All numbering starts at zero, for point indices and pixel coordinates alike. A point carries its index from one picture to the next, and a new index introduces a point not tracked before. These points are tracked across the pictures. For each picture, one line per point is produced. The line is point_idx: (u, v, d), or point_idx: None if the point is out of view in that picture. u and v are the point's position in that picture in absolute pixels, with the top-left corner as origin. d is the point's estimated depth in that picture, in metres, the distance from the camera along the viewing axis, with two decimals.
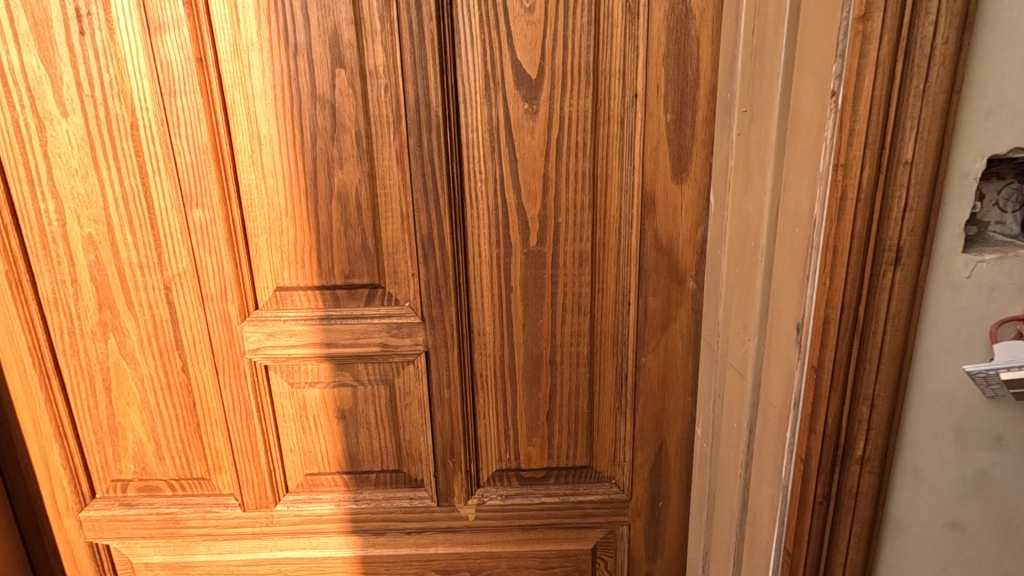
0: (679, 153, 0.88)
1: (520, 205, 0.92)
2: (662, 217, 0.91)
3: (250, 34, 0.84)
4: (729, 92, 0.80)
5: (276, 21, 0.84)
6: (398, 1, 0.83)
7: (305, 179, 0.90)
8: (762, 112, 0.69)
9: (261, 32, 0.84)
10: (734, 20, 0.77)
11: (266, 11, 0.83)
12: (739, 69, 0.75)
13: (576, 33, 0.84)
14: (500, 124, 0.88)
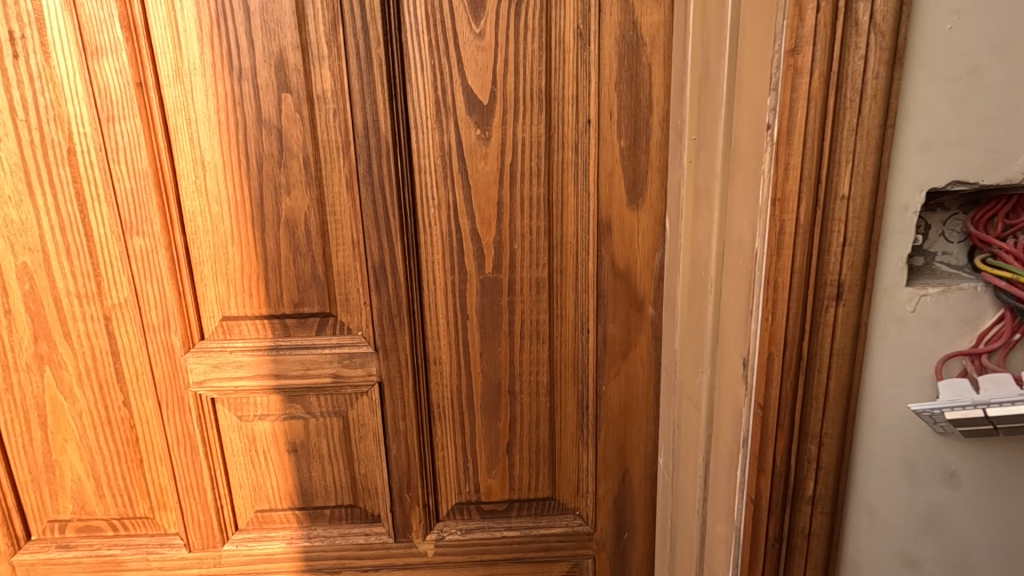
0: (635, 178, 0.87)
1: (474, 231, 0.90)
2: (619, 242, 0.90)
3: (192, 58, 0.82)
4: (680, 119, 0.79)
5: (219, 44, 0.82)
6: (344, 25, 0.81)
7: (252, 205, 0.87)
8: (708, 140, 0.68)
9: (204, 56, 0.82)
10: (682, 46, 0.77)
11: (209, 35, 0.81)
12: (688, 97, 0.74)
13: (528, 58, 0.83)
14: (452, 149, 0.86)
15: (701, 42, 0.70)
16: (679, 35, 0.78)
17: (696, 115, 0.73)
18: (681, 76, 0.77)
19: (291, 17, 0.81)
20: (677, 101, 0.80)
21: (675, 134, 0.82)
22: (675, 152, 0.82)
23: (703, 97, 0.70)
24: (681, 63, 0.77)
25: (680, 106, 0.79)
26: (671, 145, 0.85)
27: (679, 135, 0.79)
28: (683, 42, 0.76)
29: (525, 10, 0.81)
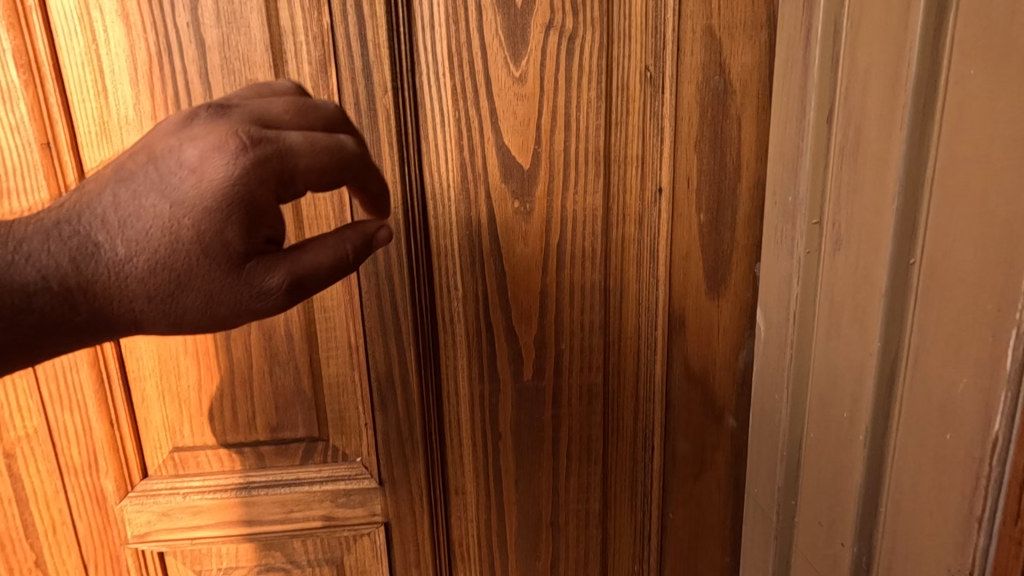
0: (716, 261, 0.68)
1: (510, 329, 0.69)
2: (693, 339, 0.71)
3: (122, 108, 0.59)
4: (783, 189, 0.60)
5: (161, 90, 0.58)
6: (338, 66, 0.59)
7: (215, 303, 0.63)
8: (856, 237, 0.49)
9: (139, 105, 0.59)
10: (790, 96, 0.58)
11: (146, 76, 0.58)
12: (805, 168, 0.56)
13: (583, 110, 0.63)
14: (482, 227, 0.66)
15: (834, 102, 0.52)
16: (778, 84, 0.60)
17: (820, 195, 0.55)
18: (787, 139, 0.59)
19: (264, 54, 0.59)
20: (773, 168, 0.62)
21: (768, 208, 0.63)
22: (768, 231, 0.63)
23: (839, 177, 0.51)
24: (787, 122, 0.59)
25: (781, 177, 0.60)
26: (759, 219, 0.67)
27: (781, 214, 0.60)
28: (790, 96, 0.58)
29: (581, 47, 0.61)
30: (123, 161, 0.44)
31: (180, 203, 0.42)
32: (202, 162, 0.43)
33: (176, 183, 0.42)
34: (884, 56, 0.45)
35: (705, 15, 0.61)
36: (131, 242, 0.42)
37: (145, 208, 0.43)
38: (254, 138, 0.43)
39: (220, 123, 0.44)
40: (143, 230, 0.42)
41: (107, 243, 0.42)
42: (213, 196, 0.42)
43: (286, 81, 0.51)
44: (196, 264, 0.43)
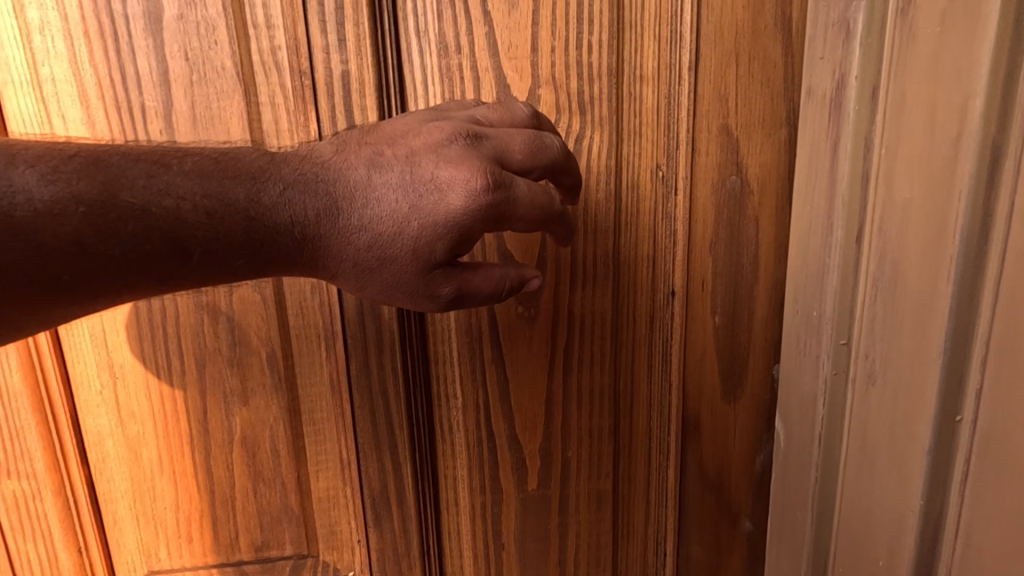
0: (732, 363, 0.64)
1: (513, 437, 0.65)
2: (708, 443, 0.67)
3: None
4: (807, 297, 0.55)
5: None
6: None
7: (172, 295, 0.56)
8: (892, 379, 0.46)
9: None
10: (816, 201, 0.53)
11: None
12: (833, 283, 0.51)
13: (590, 211, 0.59)
14: (483, 333, 0.61)
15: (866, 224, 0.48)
16: (800, 185, 0.55)
17: (848, 319, 0.51)
18: (808, 247, 0.54)
19: None
20: (793, 272, 0.57)
21: (788, 311, 0.59)
22: (787, 336, 0.59)
23: (872, 308, 0.47)
24: (810, 226, 0.54)
25: (802, 285, 0.56)
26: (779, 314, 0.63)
27: (800, 325, 0.56)
28: (813, 202, 0.53)
29: (588, 148, 0.57)
30: (370, 143, 0.45)
31: (416, 207, 0.43)
32: (440, 177, 0.43)
33: (435, 191, 0.43)
34: (926, 198, 0.41)
35: (722, 113, 0.57)
36: (351, 219, 0.43)
37: (390, 184, 0.43)
38: (497, 182, 0.43)
39: (472, 156, 0.43)
40: (396, 212, 0.43)
41: (403, 227, 0.43)
42: (465, 206, 0.42)
43: (521, 104, 0.49)
44: (405, 261, 0.43)
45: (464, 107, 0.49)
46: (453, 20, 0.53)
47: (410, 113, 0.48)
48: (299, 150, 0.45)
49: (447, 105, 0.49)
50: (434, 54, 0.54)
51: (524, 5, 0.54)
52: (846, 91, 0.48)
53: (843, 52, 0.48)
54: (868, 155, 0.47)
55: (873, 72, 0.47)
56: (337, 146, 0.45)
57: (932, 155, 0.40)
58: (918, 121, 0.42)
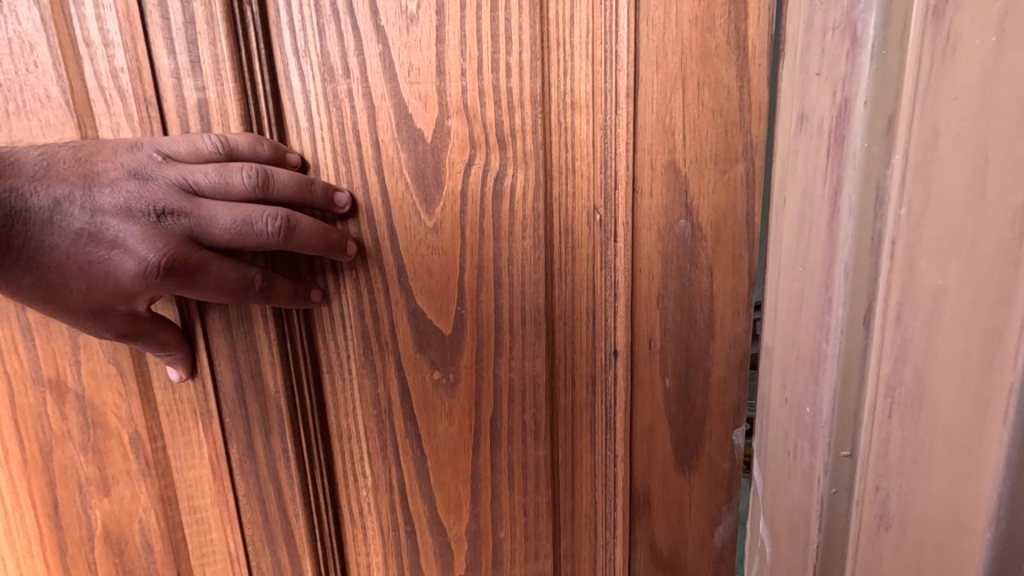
0: (687, 430, 0.56)
1: (436, 521, 0.56)
2: (661, 520, 0.58)
3: None
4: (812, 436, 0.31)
5: None
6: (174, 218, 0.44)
7: (4, 345, 0.46)
8: (912, 544, 0.26)
9: None
10: (831, 266, 0.28)
11: None
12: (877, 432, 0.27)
13: (517, 262, 0.50)
14: (395, 404, 0.52)
15: (876, 308, 0.26)
16: (804, 226, 0.31)
17: (849, 467, 0.29)
18: (807, 325, 0.30)
19: None
20: (784, 352, 0.34)
21: (774, 399, 0.36)
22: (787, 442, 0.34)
23: (882, 475, 0.27)
24: (822, 314, 0.29)
25: (795, 380, 0.32)
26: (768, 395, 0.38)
27: (796, 437, 0.33)
28: (807, 261, 0.30)
29: (512, 189, 0.49)
30: (70, 175, 0.39)
31: (81, 263, 0.39)
32: (118, 245, 0.39)
33: (109, 256, 0.39)
34: (973, 294, 0.22)
35: (667, 148, 0.48)
36: (11, 257, 0.38)
37: (71, 236, 0.39)
38: (171, 267, 0.40)
39: (155, 234, 0.39)
40: (63, 266, 0.39)
41: (66, 281, 0.40)
42: (133, 285, 0.40)
43: (246, 168, 0.41)
44: (56, 306, 0.40)
45: (195, 151, 0.41)
46: (339, 38, 0.44)
47: (137, 141, 0.41)
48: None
49: (176, 140, 0.41)
50: (318, 79, 0.44)
51: (426, 19, 0.44)
52: (849, 123, 0.26)
53: (847, 71, 0.26)
54: (884, 214, 0.25)
55: (891, 96, 0.24)
56: (36, 165, 0.39)
57: (969, 262, 0.22)
58: (958, 178, 0.22)
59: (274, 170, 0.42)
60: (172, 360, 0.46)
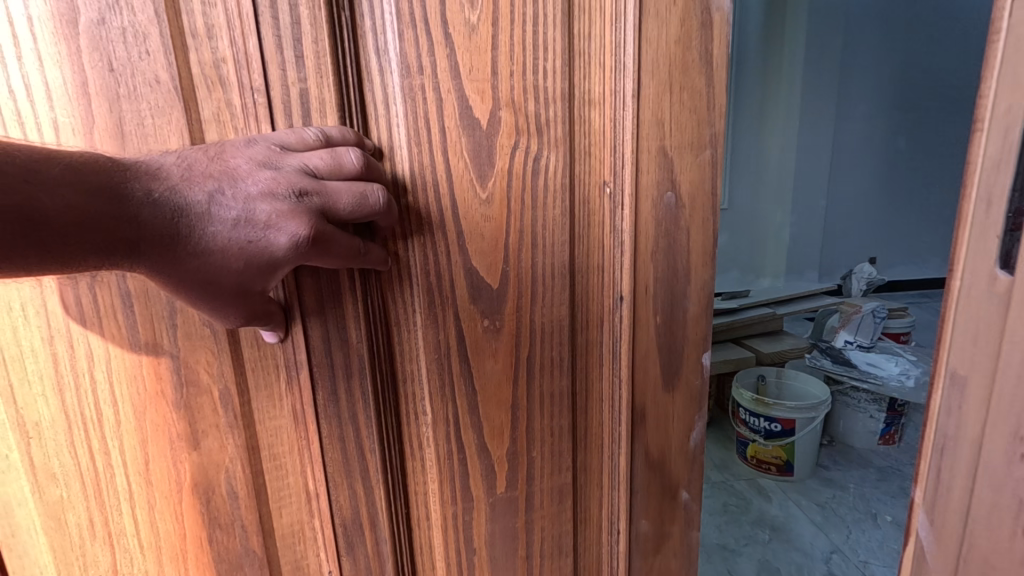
0: (670, 356, 0.72)
1: (483, 447, 0.67)
2: (652, 430, 0.75)
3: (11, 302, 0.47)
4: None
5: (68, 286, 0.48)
6: None
7: (98, 323, 0.49)
8: None
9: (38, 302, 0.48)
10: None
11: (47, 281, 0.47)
12: None
13: (549, 228, 0.63)
14: (452, 349, 0.62)
15: None
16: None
17: None
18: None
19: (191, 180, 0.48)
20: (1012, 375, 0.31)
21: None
22: (983, 473, 0.33)
23: None
24: None
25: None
26: (932, 426, 0.37)
27: (1013, 475, 0.31)
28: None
29: (546, 167, 0.61)
30: (211, 173, 0.42)
31: (240, 243, 0.42)
32: (274, 225, 0.42)
33: (264, 235, 0.42)
34: None
35: (659, 137, 0.64)
36: (178, 248, 0.41)
37: (227, 224, 0.42)
38: (316, 237, 0.44)
39: (296, 212, 0.43)
40: (224, 250, 0.42)
41: (227, 261, 0.43)
42: (288, 256, 0.44)
43: (352, 151, 0.46)
44: (215, 289, 0.43)
45: (302, 140, 0.46)
46: (415, 41, 0.53)
47: (251, 139, 0.45)
48: (138, 165, 0.41)
49: (284, 133, 0.45)
50: (397, 75, 0.53)
51: (483, 30, 0.55)
52: None
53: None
54: None
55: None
56: (180, 168, 0.42)
57: None
58: None
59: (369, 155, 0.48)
60: (271, 327, 0.53)
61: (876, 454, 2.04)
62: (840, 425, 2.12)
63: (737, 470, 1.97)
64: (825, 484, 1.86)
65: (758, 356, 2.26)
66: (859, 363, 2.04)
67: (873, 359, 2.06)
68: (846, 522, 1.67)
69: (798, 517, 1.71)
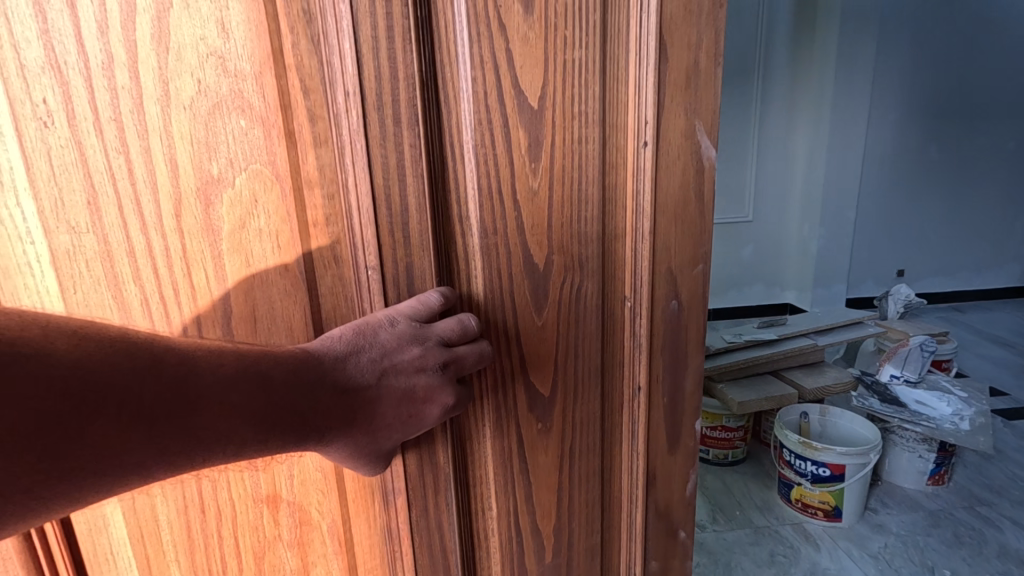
0: (674, 427, 0.86)
1: (534, 527, 0.77)
2: (661, 489, 0.88)
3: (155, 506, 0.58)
4: None
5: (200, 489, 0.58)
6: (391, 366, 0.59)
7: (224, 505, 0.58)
8: None
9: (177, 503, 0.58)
10: None
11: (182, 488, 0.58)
12: None
13: (587, 340, 0.74)
14: (514, 451, 0.72)
15: None
16: None
17: None
18: None
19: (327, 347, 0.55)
20: None
21: None
22: None
23: None
24: None
25: None
26: None
27: None
28: None
29: (586, 293, 0.72)
30: (369, 359, 0.52)
31: (400, 415, 0.53)
32: (430, 397, 0.54)
33: (421, 408, 0.54)
34: None
35: (667, 259, 0.78)
36: (355, 427, 0.52)
37: (391, 402, 0.53)
38: (455, 400, 0.56)
39: (442, 385, 0.54)
40: (389, 423, 0.53)
41: (391, 430, 0.54)
42: (437, 419, 0.55)
43: (471, 317, 0.56)
44: (379, 450, 0.54)
45: (429, 307, 0.55)
46: (492, 208, 0.63)
47: (390, 316, 0.53)
48: (315, 363, 0.50)
49: (416, 309, 0.54)
50: (477, 237, 0.63)
51: (542, 193, 0.65)
52: None
53: None
54: None
55: None
56: (348, 361, 0.51)
57: None
58: None
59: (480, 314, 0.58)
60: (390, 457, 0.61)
61: (925, 495, 2.22)
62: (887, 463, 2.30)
63: (782, 511, 2.17)
64: (876, 530, 2.03)
65: (800, 391, 2.45)
66: (909, 403, 2.27)
67: (922, 397, 2.30)
68: (900, 573, 1.83)
69: (851, 569, 1.86)
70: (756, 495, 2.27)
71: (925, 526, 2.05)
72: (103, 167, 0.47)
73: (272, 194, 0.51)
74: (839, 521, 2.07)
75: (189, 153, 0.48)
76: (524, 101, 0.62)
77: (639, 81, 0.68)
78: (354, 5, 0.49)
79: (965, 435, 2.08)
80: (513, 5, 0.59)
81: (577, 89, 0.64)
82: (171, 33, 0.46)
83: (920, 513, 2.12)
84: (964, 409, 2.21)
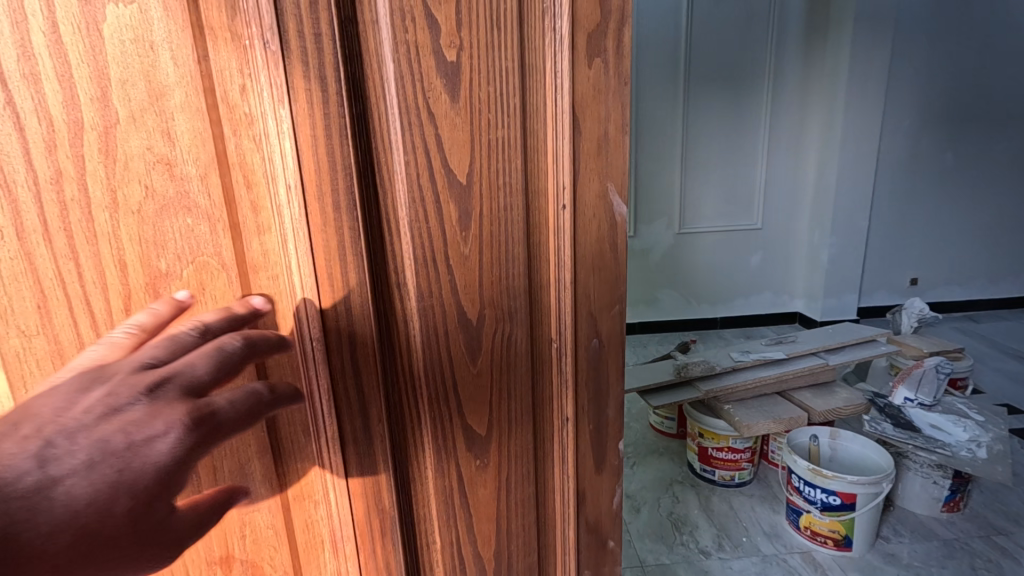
0: (600, 450, 0.94)
1: (476, 554, 0.83)
2: (589, 505, 0.97)
3: None
4: None
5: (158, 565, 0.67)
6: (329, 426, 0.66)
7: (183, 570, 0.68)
8: None
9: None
10: None
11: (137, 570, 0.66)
12: None
13: (519, 382, 0.80)
14: (454, 488, 0.79)
15: None
16: None
17: None
18: None
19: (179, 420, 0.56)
20: None
21: None
22: None
23: None
24: None
25: None
26: None
27: None
28: None
29: (516, 343, 0.78)
30: (96, 432, 0.46)
31: (83, 497, 0.44)
32: (166, 431, 0.48)
33: (153, 442, 0.48)
34: None
35: (587, 304, 0.84)
36: (105, 519, 0.45)
37: (73, 492, 0.44)
38: (198, 415, 0.51)
39: (161, 405, 0.49)
40: (129, 480, 0.46)
41: (117, 499, 0.46)
42: (171, 458, 0.48)
43: (230, 336, 0.55)
44: (120, 540, 0.46)
45: (183, 338, 0.54)
46: (426, 274, 0.69)
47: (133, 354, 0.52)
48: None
49: (159, 345, 0.52)
50: (415, 300, 0.70)
51: (473, 257, 0.72)
52: None
53: None
54: None
55: None
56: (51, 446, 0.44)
57: None
58: None
59: (204, 320, 0.56)
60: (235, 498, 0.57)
61: (941, 523, 2.19)
62: (901, 489, 2.28)
63: (789, 538, 2.15)
64: (887, 560, 2.00)
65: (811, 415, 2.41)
66: (924, 427, 2.24)
67: (936, 420, 2.26)
68: None
69: None
70: (763, 520, 2.26)
71: (939, 557, 2.00)
72: (52, 272, 0.54)
73: (221, 280, 0.59)
74: (848, 551, 2.04)
75: (137, 253, 0.56)
76: (453, 177, 0.68)
77: (556, 152, 0.75)
78: (293, 109, 0.55)
79: (983, 463, 2.03)
80: (441, 95, 0.65)
81: (502, 164, 0.71)
82: (118, 147, 0.53)
83: (936, 542, 2.08)
84: (980, 435, 2.16)
